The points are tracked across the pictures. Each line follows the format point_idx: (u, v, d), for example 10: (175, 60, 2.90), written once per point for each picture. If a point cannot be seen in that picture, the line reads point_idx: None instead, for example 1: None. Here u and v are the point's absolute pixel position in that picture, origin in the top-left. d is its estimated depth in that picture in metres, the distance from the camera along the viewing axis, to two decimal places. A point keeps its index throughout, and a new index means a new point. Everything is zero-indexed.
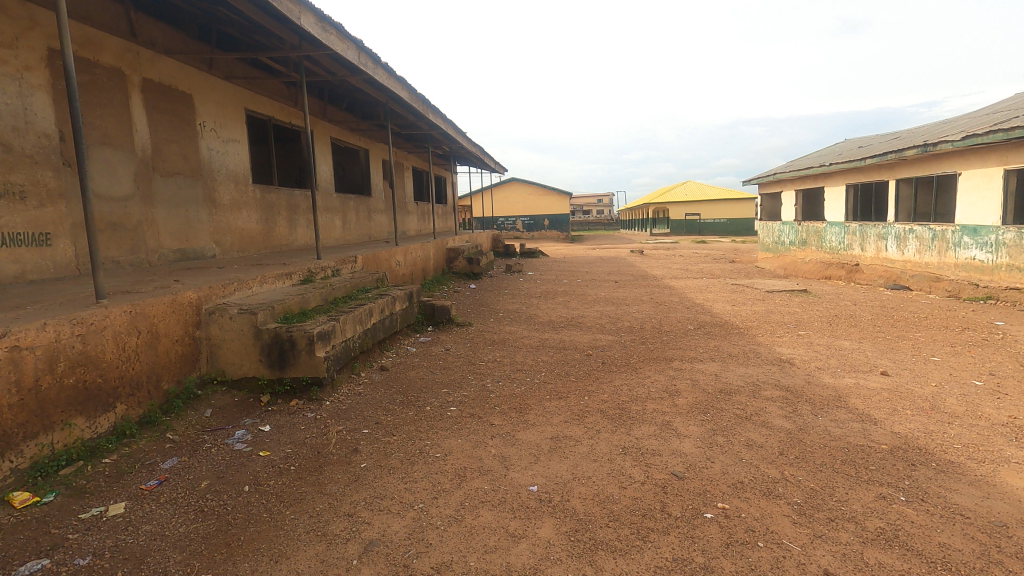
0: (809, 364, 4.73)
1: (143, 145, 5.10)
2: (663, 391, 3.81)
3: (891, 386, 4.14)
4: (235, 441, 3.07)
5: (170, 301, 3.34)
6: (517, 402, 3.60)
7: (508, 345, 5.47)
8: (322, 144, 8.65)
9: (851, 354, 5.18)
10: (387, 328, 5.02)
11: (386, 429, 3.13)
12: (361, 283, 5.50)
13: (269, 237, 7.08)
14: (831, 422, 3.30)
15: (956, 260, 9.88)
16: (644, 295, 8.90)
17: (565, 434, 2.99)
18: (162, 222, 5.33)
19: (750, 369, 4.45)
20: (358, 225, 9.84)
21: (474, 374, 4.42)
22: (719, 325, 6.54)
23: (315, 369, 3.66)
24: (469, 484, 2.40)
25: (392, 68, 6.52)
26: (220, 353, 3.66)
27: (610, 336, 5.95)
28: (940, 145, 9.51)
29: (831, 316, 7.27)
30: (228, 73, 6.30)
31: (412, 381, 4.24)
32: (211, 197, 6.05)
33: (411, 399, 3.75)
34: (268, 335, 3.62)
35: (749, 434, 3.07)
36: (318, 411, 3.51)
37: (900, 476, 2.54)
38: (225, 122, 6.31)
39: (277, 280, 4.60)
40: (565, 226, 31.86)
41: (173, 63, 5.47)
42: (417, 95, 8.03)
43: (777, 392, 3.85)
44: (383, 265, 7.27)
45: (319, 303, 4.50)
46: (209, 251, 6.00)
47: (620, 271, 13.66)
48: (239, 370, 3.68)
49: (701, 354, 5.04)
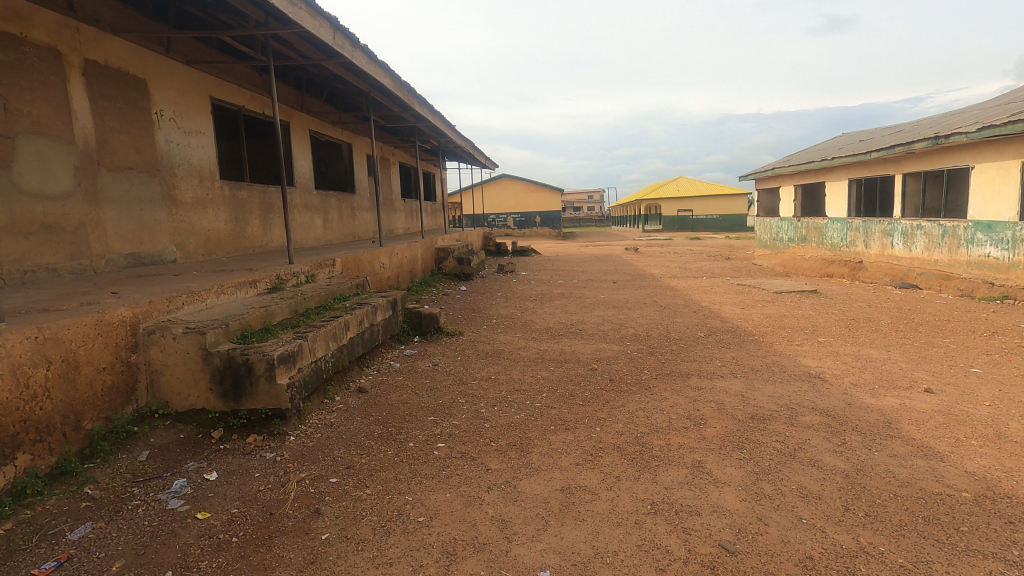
0: (842, 380, 4.20)
1: (86, 136, 4.48)
2: (686, 419, 3.26)
3: (942, 407, 3.62)
4: (170, 496, 2.49)
5: (95, 321, 2.75)
6: (518, 436, 3.04)
7: (503, 358, 4.92)
8: (299, 138, 8.03)
9: (885, 367, 4.66)
10: (367, 341, 4.46)
11: (359, 479, 2.56)
12: (338, 290, 4.91)
13: (239, 238, 6.46)
14: (892, 460, 2.77)
15: (969, 257, 9.45)
16: (646, 298, 8.35)
17: (578, 483, 2.44)
18: (111, 224, 4.71)
19: (780, 388, 3.91)
20: (341, 225, 9.24)
21: (465, 397, 3.84)
22: (732, 332, 6.01)
23: (276, 399, 3.08)
24: (460, 569, 1.85)
25: (372, 51, 5.89)
26: (162, 379, 3.08)
27: (615, 346, 5.42)
28: (953, 136, 9.04)
29: (849, 320, 6.76)
30: (189, 57, 5.67)
31: (395, 407, 3.66)
32: (170, 194, 5.42)
33: (392, 433, 3.18)
34: (219, 360, 3.04)
35: (801, 478, 2.53)
36: (279, 451, 2.93)
37: (1006, 544, 2.01)
38: (186, 111, 5.68)
39: (239, 289, 4.00)
40: (557, 223, 31.33)
41: (123, 43, 4.85)
42: (401, 83, 7.40)
43: (818, 419, 3.32)
44: (366, 268, 6.69)
45: (286, 316, 3.92)
46: (168, 254, 5.37)
47: (616, 270, 13.12)
48: (186, 401, 3.10)
49: (719, 368, 4.51)
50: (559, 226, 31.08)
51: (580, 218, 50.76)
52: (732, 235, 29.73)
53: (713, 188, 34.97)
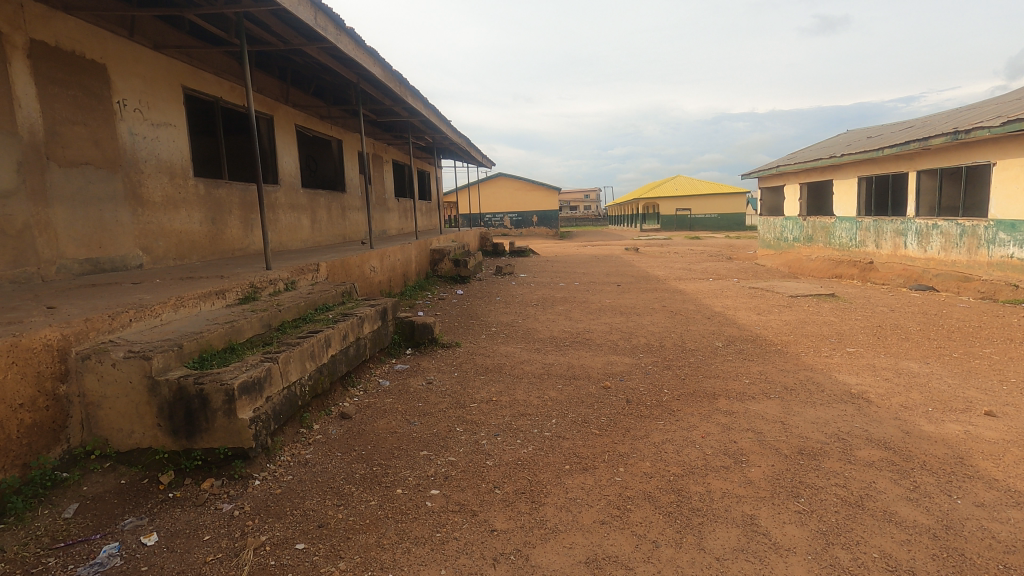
0: (889, 400, 3.72)
1: (32, 126, 3.95)
2: (725, 457, 2.76)
3: (1014, 435, 3.12)
4: (93, 569, 1.98)
5: (9, 346, 2.24)
6: (527, 480, 2.54)
7: (505, 374, 4.41)
8: (284, 133, 7.49)
9: (931, 384, 4.16)
10: (352, 358, 3.95)
11: (332, 545, 2.06)
12: (321, 300, 4.40)
13: (216, 241, 5.94)
14: (982, 513, 2.27)
15: (990, 258, 9.00)
16: (654, 302, 7.84)
17: (606, 552, 1.95)
18: (63, 226, 4.19)
19: (823, 414, 3.41)
20: (331, 225, 8.73)
21: (463, 424, 3.34)
22: (752, 342, 5.52)
23: (236, 437, 2.56)
24: None
25: (359, 35, 5.37)
26: (101, 414, 2.58)
27: (627, 359, 4.91)
28: (973, 132, 8.57)
29: (876, 328, 6.28)
30: (156, 41, 5.16)
31: (381, 438, 3.15)
32: (135, 192, 4.90)
33: (377, 475, 2.67)
34: (168, 391, 2.53)
35: (881, 541, 2.04)
36: (239, 501, 2.42)
37: None
38: (153, 101, 5.15)
39: (203, 301, 3.49)
40: (554, 223, 30.82)
41: (77, 23, 4.33)
42: (392, 73, 6.88)
43: (878, 454, 2.82)
44: (354, 273, 6.17)
45: (258, 331, 3.41)
46: (133, 259, 4.85)
47: (619, 271, 12.61)
48: (129, 439, 2.60)
49: (749, 387, 4.00)
50: (556, 226, 30.58)
51: (577, 218, 50.24)
52: (732, 235, 29.27)
53: (712, 188, 34.59)
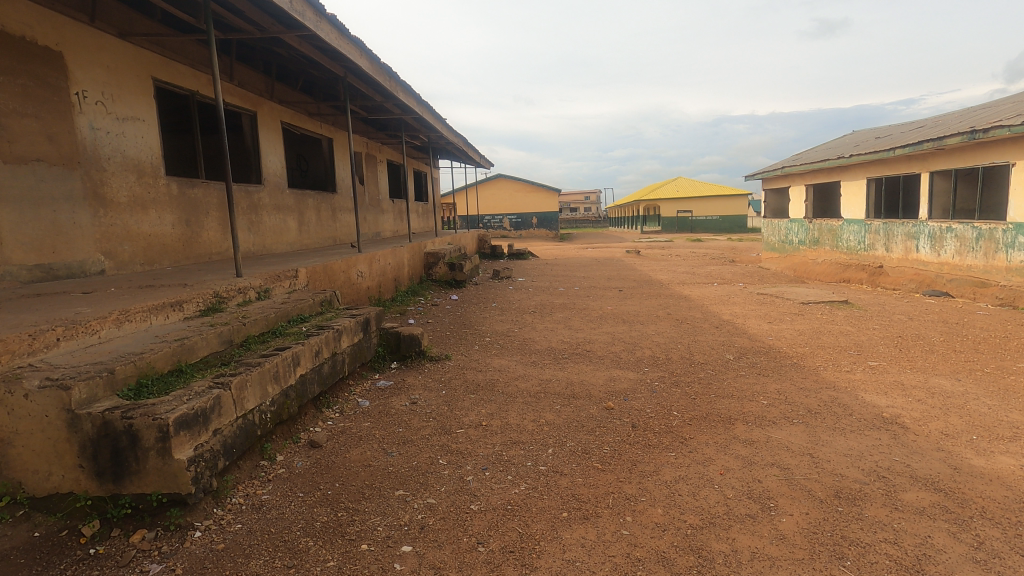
0: (926, 426, 3.31)
1: None
2: (750, 502, 2.36)
3: None
4: None
5: None
6: (518, 533, 2.14)
7: (498, 393, 4.00)
8: (268, 130, 7.10)
9: (969, 406, 3.75)
10: (327, 376, 3.55)
11: None
12: (296, 310, 4.01)
13: (190, 244, 5.53)
14: None
15: (1008, 263, 8.55)
16: (658, 310, 7.44)
17: None
18: (9, 229, 3.83)
19: (856, 444, 3.00)
20: (319, 227, 8.33)
21: (448, 455, 2.93)
22: (766, 354, 5.11)
23: (171, 481, 2.15)
24: None
25: (341, 21, 4.96)
26: (14, 452, 2.18)
27: (631, 374, 4.51)
28: (992, 130, 8.16)
29: (896, 338, 5.86)
30: (122, 29, 4.78)
31: (352, 473, 2.74)
32: (96, 192, 4.50)
33: (341, 525, 2.26)
34: (92, 427, 2.14)
35: None
36: (171, 561, 2.02)
37: None
38: (119, 93, 4.76)
39: (153, 315, 3.09)
40: (554, 224, 30.43)
41: (29, 7, 3.94)
42: (381, 65, 6.47)
43: (928, 498, 2.41)
44: (339, 279, 5.77)
45: (214, 349, 3.01)
46: (93, 264, 4.45)
47: (621, 275, 12.23)
48: (48, 482, 2.21)
49: (769, 409, 3.60)
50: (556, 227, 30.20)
51: (577, 220, 49.83)
52: (734, 237, 28.85)
53: (715, 188, 34.19)
